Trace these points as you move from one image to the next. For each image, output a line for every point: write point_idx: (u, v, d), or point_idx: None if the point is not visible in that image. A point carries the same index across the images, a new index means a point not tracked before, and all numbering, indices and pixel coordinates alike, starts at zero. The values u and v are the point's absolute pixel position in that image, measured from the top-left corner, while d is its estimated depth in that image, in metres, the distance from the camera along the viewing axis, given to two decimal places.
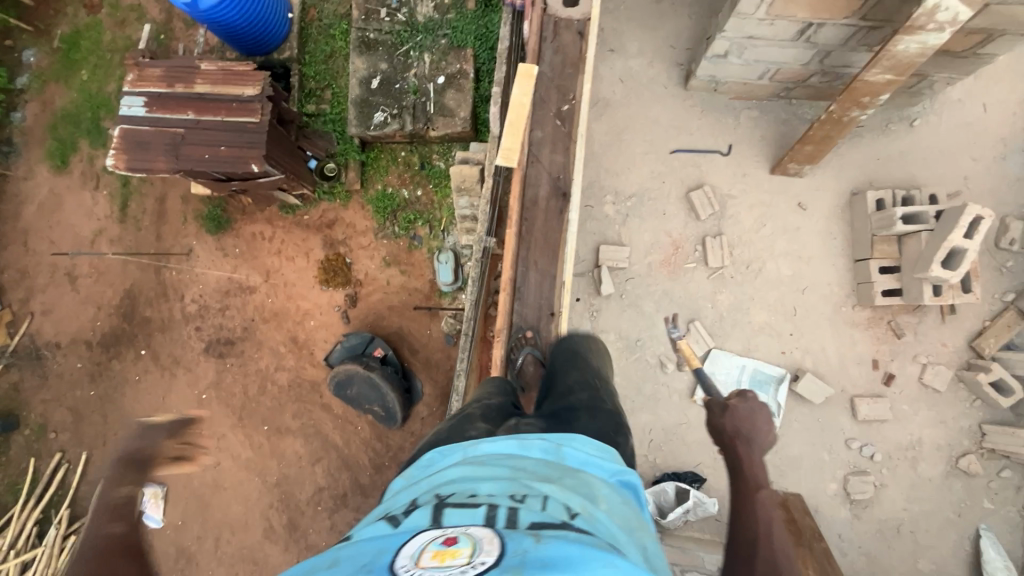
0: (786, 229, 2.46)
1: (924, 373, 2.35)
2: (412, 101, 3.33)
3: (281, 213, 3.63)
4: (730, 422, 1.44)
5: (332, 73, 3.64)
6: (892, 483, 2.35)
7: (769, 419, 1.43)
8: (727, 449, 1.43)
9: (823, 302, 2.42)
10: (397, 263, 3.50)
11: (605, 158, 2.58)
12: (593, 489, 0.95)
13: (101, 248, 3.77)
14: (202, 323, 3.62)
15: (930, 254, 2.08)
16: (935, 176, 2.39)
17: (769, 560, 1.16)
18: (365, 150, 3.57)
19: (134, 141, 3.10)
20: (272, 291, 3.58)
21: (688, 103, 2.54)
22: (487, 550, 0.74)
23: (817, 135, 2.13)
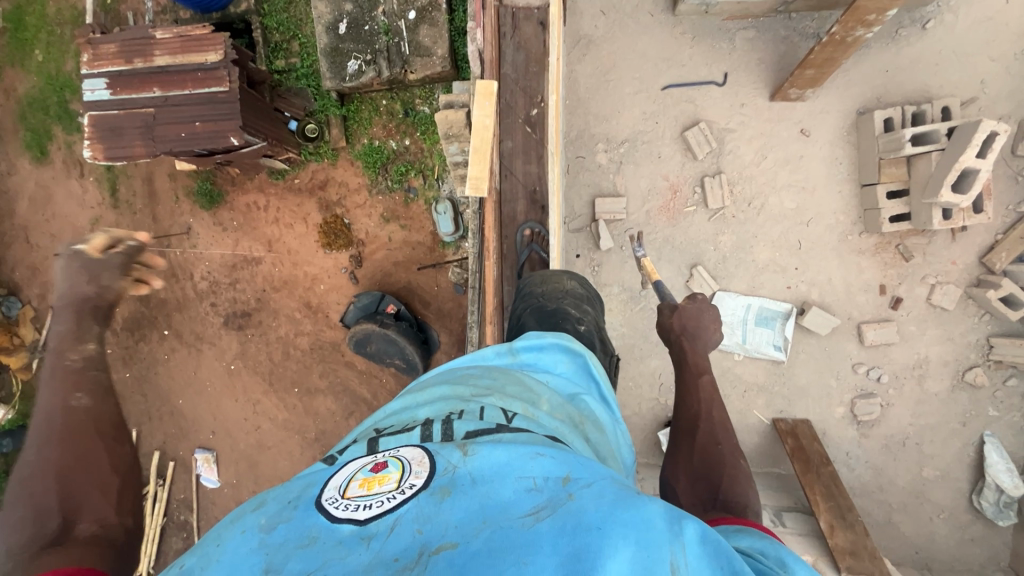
0: (788, 160, 2.34)
1: (933, 294, 2.33)
2: (385, 43, 3.09)
3: (271, 179, 3.56)
4: (677, 321, 1.81)
5: (295, 22, 3.40)
6: (898, 403, 2.42)
7: (713, 318, 1.78)
8: (674, 342, 1.82)
9: (828, 232, 2.36)
10: (396, 218, 3.45)
11: (593, 103, 2.43)
12: (530, 391, 1.03)
13: None
14: (216, 299, 3.67)
15: (941, 176, 1.98)
16: (950, 80, 2.22)
17: (708, 426, 1.58)
18: (345, 104, 3.42)
19: (107, 128, 2.98)
20: (277, 260, 3.59)
21: (678, 31, 2.34)
22: (416, 470, 0.75)
23: (818, 60, 1.96)
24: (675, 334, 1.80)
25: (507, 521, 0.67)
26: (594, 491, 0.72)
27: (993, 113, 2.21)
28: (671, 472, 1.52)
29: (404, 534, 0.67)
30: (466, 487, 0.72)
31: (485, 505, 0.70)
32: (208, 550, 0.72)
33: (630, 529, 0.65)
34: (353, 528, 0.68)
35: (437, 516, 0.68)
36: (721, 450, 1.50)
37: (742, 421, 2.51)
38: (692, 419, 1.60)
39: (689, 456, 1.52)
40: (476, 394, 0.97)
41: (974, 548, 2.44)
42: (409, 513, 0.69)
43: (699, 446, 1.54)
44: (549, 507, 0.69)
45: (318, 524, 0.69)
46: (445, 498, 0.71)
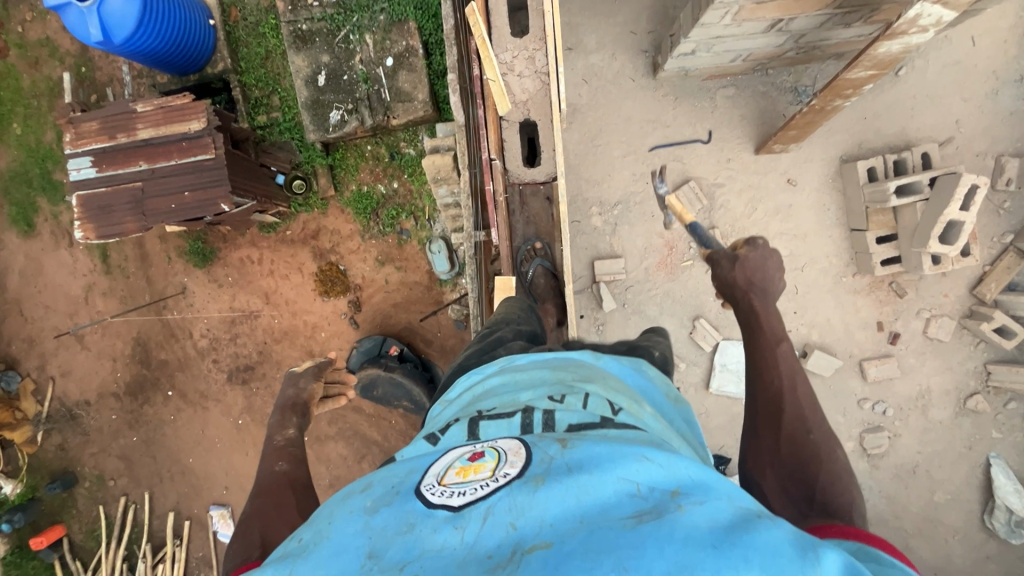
0: (778, 210, 2.40)
1: (928, 327, 2.40)
2: (365, 91, 3.03)
3: (263, 234, 3.48)
4: (741, 275, 1.43)
5: (274, 76, 3.33)
6: (905, 432, 2.48)
7: (778, 264, 1.43)
8: (738, 300, 1.45)
9: (822, 276, 2.42)
10: (392, 260, 3.40)
11: (583, 167, 2.46)
12: (630, 393, 1.04)
13: (97, 303, 3.68)
14: (218, 355, 3.57)
15: (928, 227, 2.08)
16: (926, 122, 2.29)
17: (796, 413, 1.29)
18: (331, 153, 3.36)
19: (97, 207, 2.86)
20: (276, 311, 3.51)
21: (660, 93, 2.40)
22: (512, 461, 0.76)
23: (803, 120, 2.00)
24: (741, 292, 1.43)
25: (605, 522, 0.64)
26: (710, 508, 0.66)
27: (970, 151, 2.29)
28: (754, 467, 1.29)
29: (498, 528, 0.66)
30: (561, 477, 0.70)
31: (584, 502, 0.67)
32: (323, 525, 0.77)
33: (752, 551, 0.59)
34: (447, 514, 0.69)
35: (531, 510, 0.66)
36: (813, 440, 1.26)
37: None
38: (774, 399, 1.32)
39: (775, 446, 1.28)
40: (577, 385, 0.99)
41: (989, 564, 2.51)
42: (502, 503, 0.68)
43: (785, 434, 1.28)
44: (653, 513, 0.65)
45: (415, 510, 0.72)
46: (540, 488, 0.69)
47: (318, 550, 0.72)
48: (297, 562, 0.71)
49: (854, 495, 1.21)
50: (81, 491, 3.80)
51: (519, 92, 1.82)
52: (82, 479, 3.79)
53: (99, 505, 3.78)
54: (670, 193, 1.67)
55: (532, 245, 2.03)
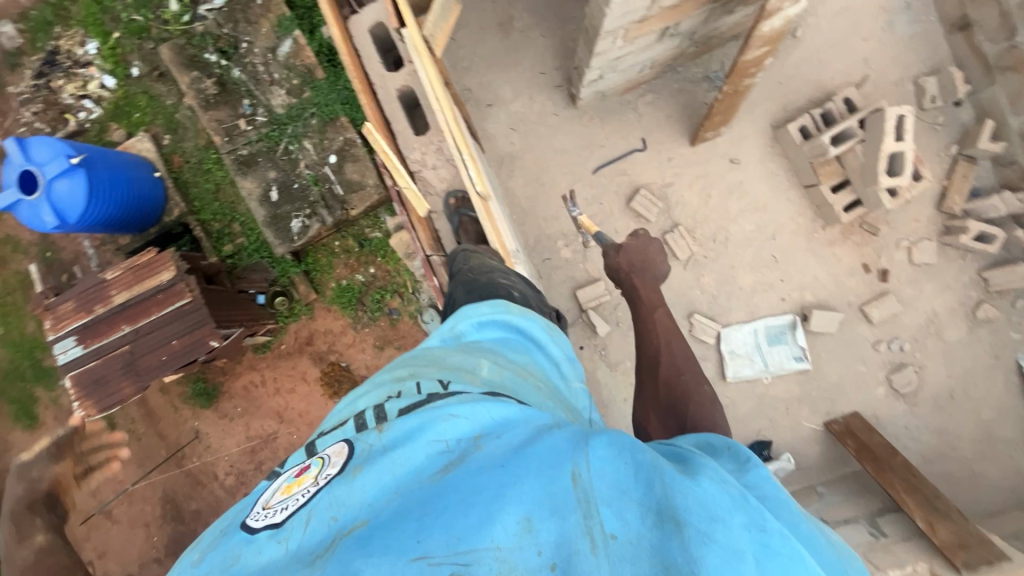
0: (731, 189, 2.45)
1: (912, 254, 2.41)
2: (318, 193, 3.10)
3: (259, 354, 3.42)
4: (624, 259, 1.87)
5: (229, 205, 3.33)
6: (930, 362, 2.46)
7: (657, 248, 1.88)
8: (625, 281, 1.89)
9: (794, 237, 2.45)
10: (390, 342, 3.35)
11: (537, 208, 2.52)
12: (471, 356, 1.05)
13: (116, 474, 3.47)
14: (248, 488, 3.41)
15: (873, 165, 2.10)
16: (837, 69, 2.38)
17: (669, 360, 1.73)
18: (302, 259, 3.35)
19: (91, 381, 2.79)
20: (294, 427, 3.39)
21: (586, 119, 2.48)
22: (336, 461, 0.82)
23: (730, 98, 2.05)
24: (626, 272, 1.86)
25: (415, 486, 0.74)
26: (504, 437, 0.79)
27: (888, 81, 2.37)
28: (644, 406, 1.70)
29: (320, 525, 0.72)
30: (375, 461, 0.77)
31: (398, 475, 0.75)
32: None
33: (532, 458, 0.73)
34: (270, 532, 0.73)
35: (350, 499, 0.73)
36: (683, 379, 1.68)
37: (796, 436, 2.49)
38: (654, 356, 1.76)
39: (655, 392, 1.70)
40: (411, 373, 0.96)
41: None
42: (323, 503, 0.74)
43: (663, 380, 1.71)
44: (457, 462, 0.76)
45: (240, 540, 0.74)
46: (358, 475, 0.75)
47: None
48: None
49: (717, 419, 1.58)
50: None
51: (438, 183, 2.02)
52: None
53: None
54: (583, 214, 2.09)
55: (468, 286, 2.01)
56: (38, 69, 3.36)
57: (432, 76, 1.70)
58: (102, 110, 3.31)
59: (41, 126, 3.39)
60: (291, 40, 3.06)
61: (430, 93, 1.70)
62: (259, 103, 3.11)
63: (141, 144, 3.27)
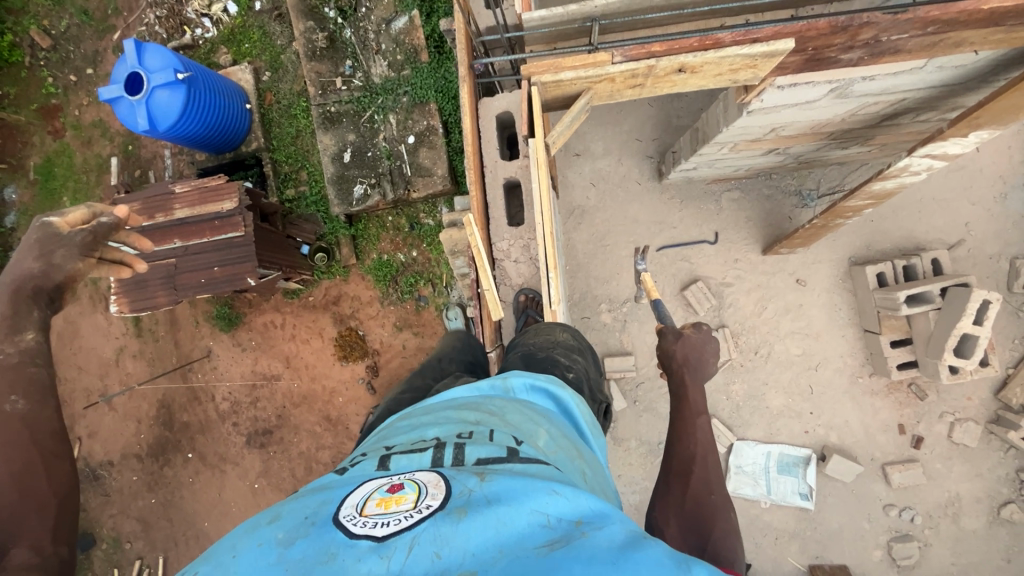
0: (789, 308, 2.40)
1: (953, 431, 2.32)
2: (388, 167, 3.04)
3: (287, 299, 3.46)
4: (680, 349, 1.61)
5: (303, 152, 3.34)
6: (937, 542, 2.35)
7: (716, 352, 1.62)
8: (674, 373, 1.62)
9: (837, 375, 2.38)
10: (409, 326, 3.34)
11: (592, 266, 2.52)
12: (533, 422, 1.04)
13: (127, 365, 3.64)
14: (238, 419, 3.49)
15: (942, 338, 2.03)
16: (935, 225, 2.30)
17: (702, 474, 1.39)
18: (354, 224, 3.34)
19: (130, 281, 2.78)
20: (295, 375, 3.44)
21: (666, 196, 2.47)
22: (433, 492, 0.75)
23: (815, 230, 2.01)
24: (677, 364, 1.60)
25: (522, 552, 0.67)
26: (609, 531, 0.71)
27: (983, 253, 2.28)
28: (660, 517, 1.36)
29: (422, 557, 0.66)
30: (481, 509, 0.72)
31: (501, 533, 0.69)
32: (225, 559, 0.70)
33: (648, 563, 0.64)
34: (371, 544, 0.67)
35: (453, 541, 0.67)
36: (714, 501, 1.34)
37: (776, 567, 2.44)
38: (685, 460, 1.42)
39: (680, 500, 1.36)
40: (482, 421, 0.99)
41: None
42: (426, 534, 0.68)
43: (690, 492, 1.37)
44: (563, 541, 0.68)
45: (336, 540, 0.68)
46: (462, 519, 0.70)
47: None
48: None
49: (741, 554, 1.27)
50: (97, 552, 3.67)
51: (516, 277, 1.77)
52: (99, 539, 3.67)
53: (113, 568, 3.63)
54: (647, 272, 1.77)
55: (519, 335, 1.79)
56: None
57: (543, 190, 1.34)
58: (217, 33, 3.35)
59: (158, 31, 3.41)
60: (408, 18, 2.99)
61: (534, 211, 1.35)
62: (360, 67, 3.05)
63: (242, 75, 3.30)
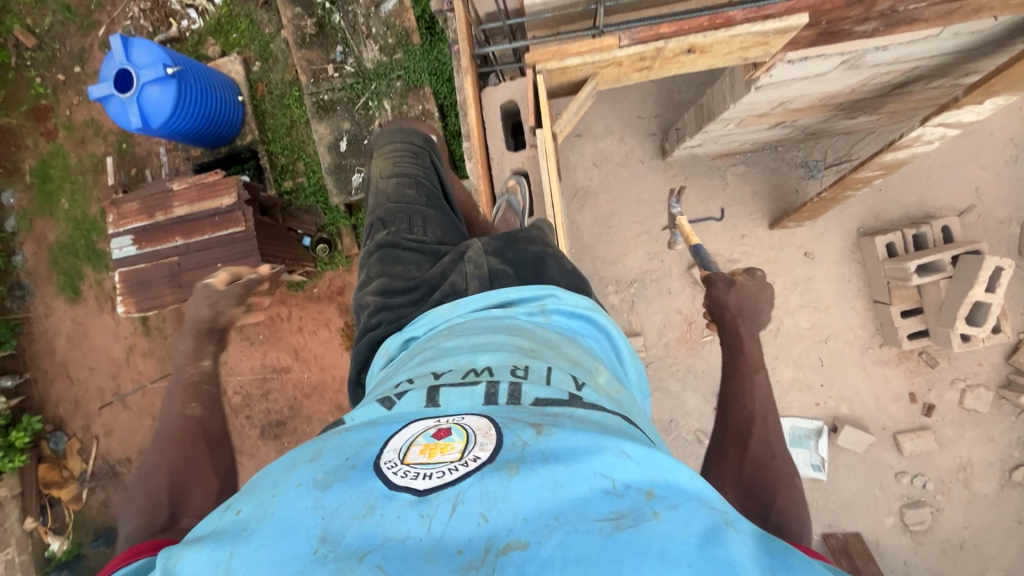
0: (797, 283, 2.39)
1: (965, 398, 2.32)
2: None
3: (291, 291, 3.42)
4: (733, 299, 1.45)
5: (299, 143, 3.24)
6: (949, 507, 2.38)
7: (771, 300, 1.46)
8: (726, 325, 1.47)
9: (848, 347, 2.38)
10: None
11: (597, 248, 2.50)
12: (587, 361, 1.00)
13: None
14: (252, 411, 3.51)
15: (953, 308, 2.02)
16: (945, 191, 2.26)
17: (763, 437, 1.21)
18: (354, 214, 3.28)
19: (136, 282, 2.74)
20: (306, 366, 3.45)
21: (670, 174, 2.44)
22: (482, 443, 0.69)
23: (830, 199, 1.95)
24: (730, 316, 1.44)
25: (582, 524, 0.59)
26: (685, 513, 0.62)
27: (994, 218, 2.25)
28: (713, 482, 1.19)
29: (467, 519, 0.60)
30: (536, 467, 0.65)
31: (560, 499, 0.62)
32: (262, 499, 0.68)
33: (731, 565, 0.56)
34: (411, 498, 0.62)
35: (504, 502, 0.61)
36: (776, 466, 1.16)
37: None
38: (743, 422, 1.24)
39: (737, 464, 1.19)
40: (539, 354, 0.94)
41: None
42: (472, 491, 0.62)
43: (749, 454, 1.19)
44: (631, 517, 0.60)
45: (375, 490, 0.64)
46: (514, 476, 0.63)
47: (262, 529, 0.63)
48: (238, 541, 0.63)
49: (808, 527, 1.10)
50: None
51: None
52: None
53: None
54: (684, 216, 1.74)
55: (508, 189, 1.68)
56: None
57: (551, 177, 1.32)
58: (203, 23, 3.27)
59: (144, 24, 3.34)
60: None
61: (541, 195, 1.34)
62: (351, 52, 2.98)
63: (231, 65, 3.19)
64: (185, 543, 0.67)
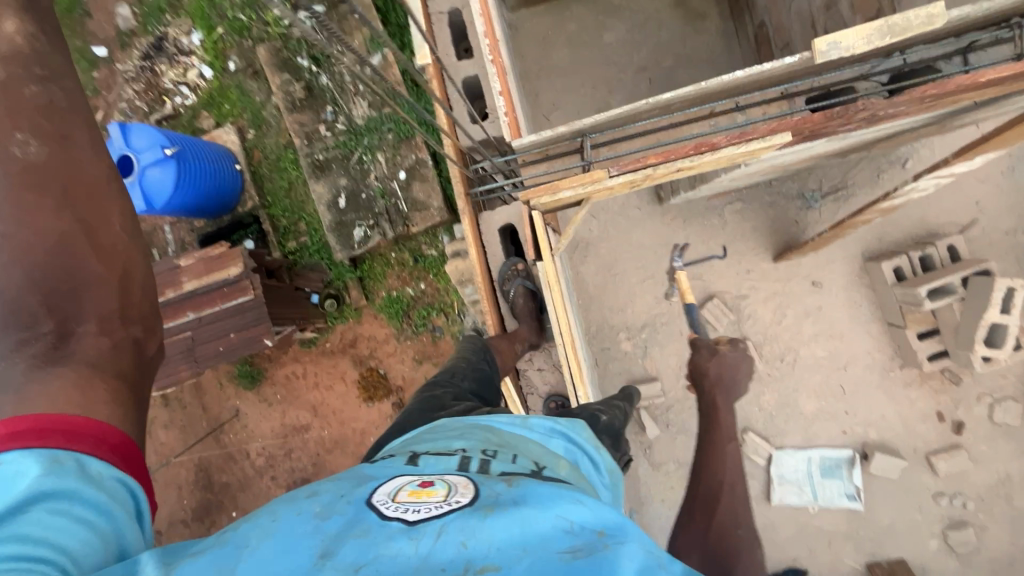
0: (808, 312, 2.38)
1: (994, 412, 2.29)
2: (384, 206, 2.98)
3: (304, 348, 3.27)
4: (714, 367, 1.68)
5: (298, 203, 3.18)
6: (993, 524, 2.33)
7: (749, 371, 1.67)
8: (705, 391, 1.68)
9: (867, 371, 2.36)
10: (429, 357, 3.17)
11: (605, 297, 2.51)
12: (555, 459, 1.00)
13: (160, 436, 3.38)
14: (276, 472, 3.30)
15: (970, 331, 2.02)
16: (945, 209, 2.26)
17: (729, 507, 1.36)
18: (359, 265, 3.17)
19: None
20: (325, 422, 3.27)
21: (668, 217, 2.45)
22: (461, 492, 0.77)
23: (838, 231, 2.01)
24: (710, 382, 1.66)
25: (545, 553, 0.65)
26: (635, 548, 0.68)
27: (999, 229, 2.23)
28: (680, 550, 1.32)
29: (447, 546, 0.65)
30: (508, 508, 0.71)
31: (526, 532, 0.68)
32: (263, 523, 0.73)
33: None
34: (401, 526, 0.69)
35: (480, 533, 0.67)
36: (739, 535, 1.31)
37: (834, 569, 2.42)
38: (713, 490, 1.40)
39: (704, 531, 1.32)
40: (509, 446, 0.98)
41: None
42: (453, 524, 0.68)
43: (717, 520, 1.34)
44: (588, 550, 0.66)
45: (369, 521, 0.71)
46: (489, 514, 0.70)
47: (262, 547, 0.68)
48: (240, 557, 0.67)
49: None
50: None
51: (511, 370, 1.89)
52: None
53: None
54: (682, 272, 1.81)
55: (515, 265, 1.99)
56: (146, 52, 3.25)
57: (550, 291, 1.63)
58: (196, 98, 3.19)
59: (140, 105, 3.26)
60: (382, 55, 2.95)
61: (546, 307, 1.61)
62: (341, 110, 3.00)
63: (227, 136, 3.16)
64: (179, 563, 0.68)
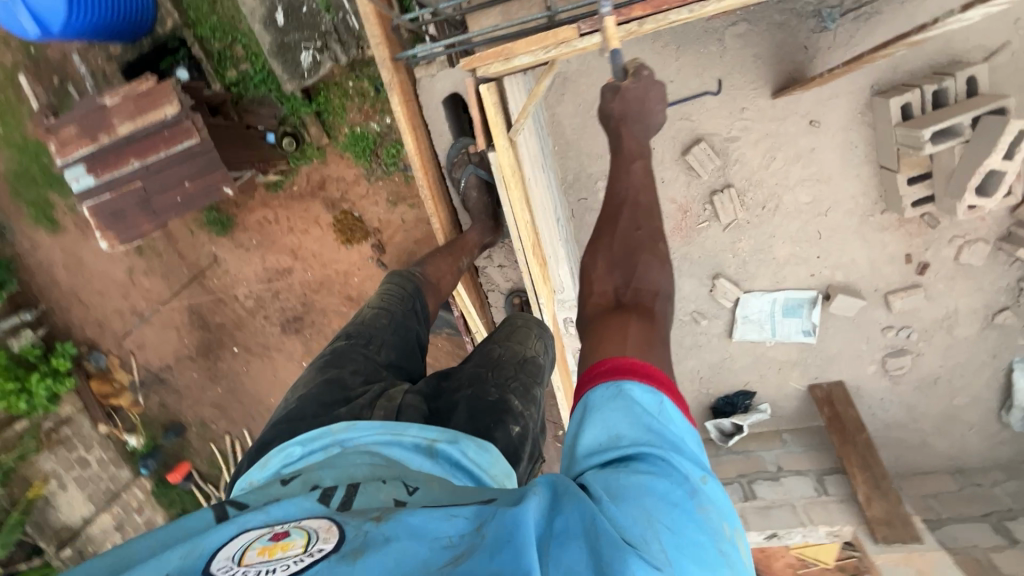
0: (800, 155, 2.22)
1: (960, 253, 2.31)
2: (331, 22, 2.39)
3: (272, 191, 2.89)
4: (619, 106, 1.44)
5: (228, 20, 2.55)
6: (928, 351, 2.54)
7: (663, 100, 1.46)
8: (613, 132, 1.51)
9: (847, 217, 2.31)
10: (404, 199, 2.81)
11: (582, 143, 2.28)
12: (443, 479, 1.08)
13: (146, 284, 3.11)
14: (267, 310, 3.15)
15: (964, 177, 1.93)
16: (977, 29, 1.95)
17: (630, 215, 1.40)
18: (313, 98, 2.65)
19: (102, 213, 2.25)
20: (306, 265, 3.02)
21: (660, 44, 2.08)
22: (322, 543, 0.85)
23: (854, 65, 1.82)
24: (615, 123, 1.46)
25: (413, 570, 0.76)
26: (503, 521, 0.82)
27: None
28: (591, 249, 1.39)
29: None
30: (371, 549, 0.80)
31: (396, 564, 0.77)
32: None
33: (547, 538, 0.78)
34: None
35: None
36: (640, 234, 1.37)
37: (779, 391, 2.70)
38: (615, 204, 1.43)
39: (609, 243, 1.38)
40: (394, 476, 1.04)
41: (1004, 450, 2.66)
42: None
43: (620, 232, 1.38)
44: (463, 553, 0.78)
45: None
46: (355, 559, 0.78)
47: None
48: None
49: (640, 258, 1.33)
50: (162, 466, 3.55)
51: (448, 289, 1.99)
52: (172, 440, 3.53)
53: (212, 441, 3.51)
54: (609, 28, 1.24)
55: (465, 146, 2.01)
56: None
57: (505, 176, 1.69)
58: None
59: None
60: None
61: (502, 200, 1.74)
62: None
63: None
64: None
